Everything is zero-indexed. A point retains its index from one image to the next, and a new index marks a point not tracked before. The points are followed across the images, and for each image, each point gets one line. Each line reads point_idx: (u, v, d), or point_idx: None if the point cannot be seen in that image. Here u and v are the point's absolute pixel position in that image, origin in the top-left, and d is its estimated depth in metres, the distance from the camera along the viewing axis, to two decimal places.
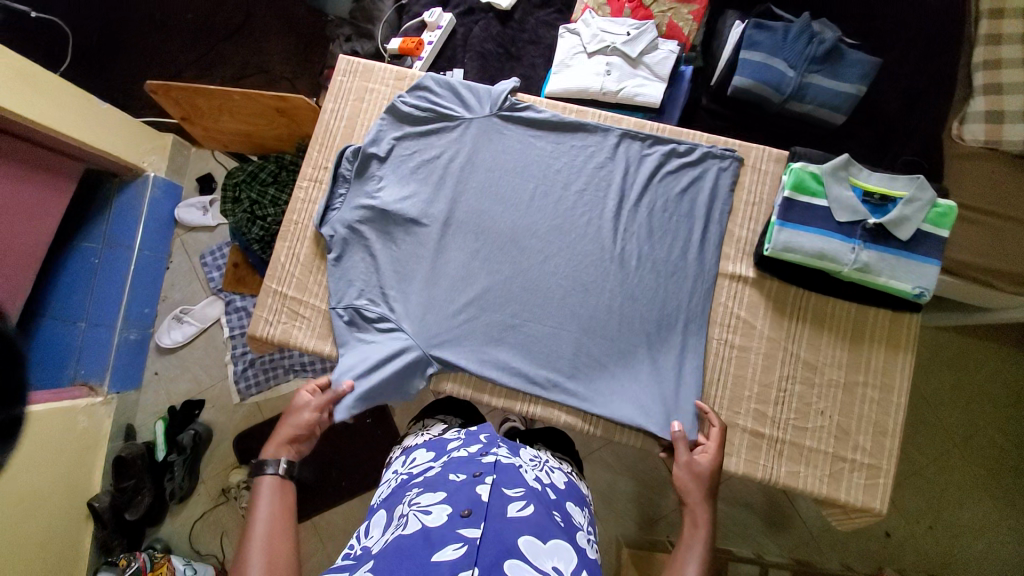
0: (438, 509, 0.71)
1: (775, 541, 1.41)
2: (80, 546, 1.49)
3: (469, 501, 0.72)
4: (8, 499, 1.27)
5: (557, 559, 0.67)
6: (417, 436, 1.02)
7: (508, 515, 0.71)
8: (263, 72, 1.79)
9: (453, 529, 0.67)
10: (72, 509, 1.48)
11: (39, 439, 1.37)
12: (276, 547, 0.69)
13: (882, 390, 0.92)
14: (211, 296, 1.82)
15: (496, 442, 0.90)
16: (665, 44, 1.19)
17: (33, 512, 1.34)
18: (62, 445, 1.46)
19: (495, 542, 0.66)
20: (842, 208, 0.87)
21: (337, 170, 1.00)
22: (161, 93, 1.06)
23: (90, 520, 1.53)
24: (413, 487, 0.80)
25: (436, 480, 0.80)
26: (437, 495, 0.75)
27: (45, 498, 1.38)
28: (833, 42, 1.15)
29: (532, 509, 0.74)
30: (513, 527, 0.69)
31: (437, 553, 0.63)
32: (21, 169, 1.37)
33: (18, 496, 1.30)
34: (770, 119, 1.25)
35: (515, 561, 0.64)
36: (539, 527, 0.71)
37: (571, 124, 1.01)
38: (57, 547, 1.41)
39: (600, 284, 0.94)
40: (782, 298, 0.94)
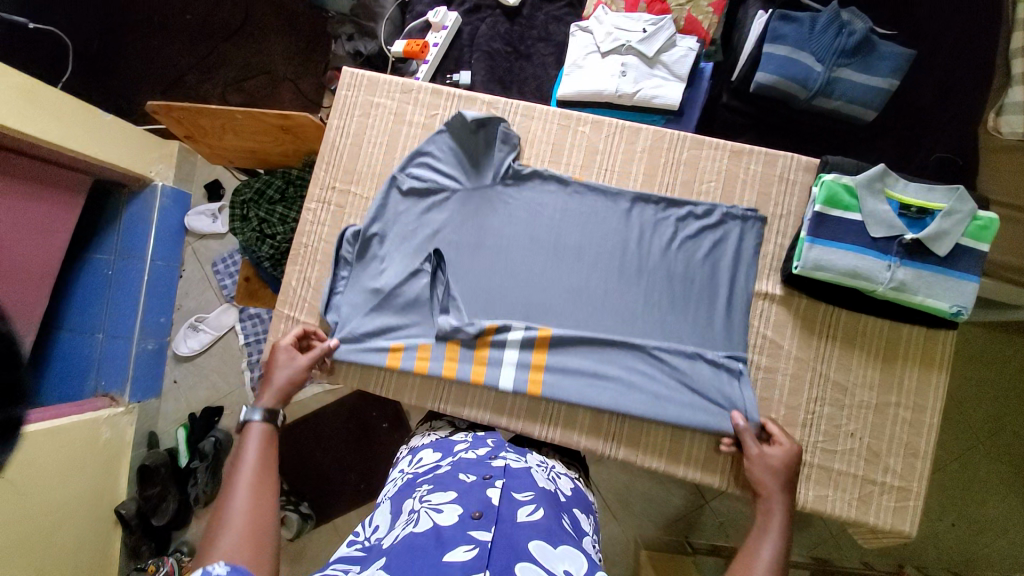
0: (449, 508, 0.67)
1: (794, 540, 1.40)
2: (109, 550, 1.53)
3: (480, 503, 0.68)
4: (40, 506, 1.30)
5: (569, 561, 0.61)
6: (424, 435, 0.95)
7: (519, 518, 0.66)
8: (265, 74, 1.75)
9: (464, 531, 0.63)
10: (99, 518, 1.51)
11: (64, 450, 1.39)
12: (266, 495, 0.66)
13: (915, 410, 0.89)
14: (224, 304, 1.82)
15: (503, 445, 0.87)
16: (684, 40, 1.12)
17: (63, 521, 1.37)
18: (86, 457, 1.48)
19: (507, 547, 0.61)
20: (877, 223, 0.83)
21: (338, 253, 0.96)
22: (164, 113, 1.04)
23: (118, 525, 1.56)
24: (422, 485, 0.76)
25: (446, 480, 0.76)
26: (447, 494, 0.71)
27: (73, 507, 1.41)
28: (864, 33, 1.07)
29: (542, 513, 0.69)
30: (525, 530, 0.64)
31: (448, 554, 0.59)
32: (31, 187, 1.36)
33: (49, 505, 1.32)
34: (795, 116, 1.18)
35: (526, 564, 0.59)
36: (550, 531, 0.66)
37: (581, 189, 0.93)
38: (89, 552, 1.46)
39: (620, 366, 0.89)
40: (811, 315, 0.90)
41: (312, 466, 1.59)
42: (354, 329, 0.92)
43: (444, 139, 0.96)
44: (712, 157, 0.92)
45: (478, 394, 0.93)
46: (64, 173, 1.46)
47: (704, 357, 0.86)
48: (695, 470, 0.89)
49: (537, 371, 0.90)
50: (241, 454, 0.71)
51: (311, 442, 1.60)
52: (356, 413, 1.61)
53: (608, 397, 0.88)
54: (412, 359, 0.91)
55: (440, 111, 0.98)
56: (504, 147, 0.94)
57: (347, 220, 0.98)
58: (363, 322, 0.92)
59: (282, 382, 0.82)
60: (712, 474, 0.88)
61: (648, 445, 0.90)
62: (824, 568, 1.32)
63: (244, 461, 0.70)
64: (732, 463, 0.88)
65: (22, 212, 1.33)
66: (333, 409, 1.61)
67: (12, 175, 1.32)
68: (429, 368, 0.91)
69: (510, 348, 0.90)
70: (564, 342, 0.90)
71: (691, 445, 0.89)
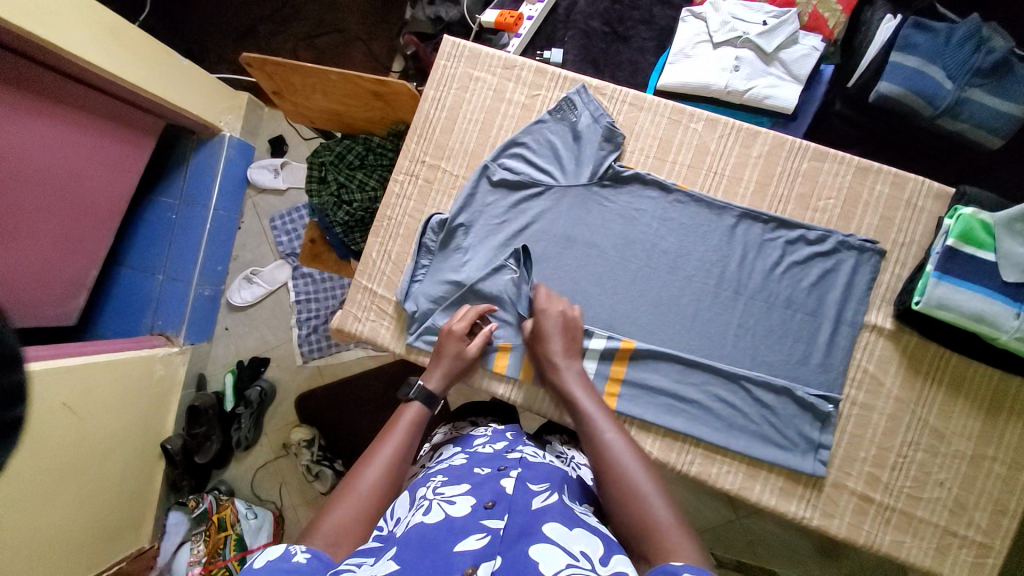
0: (461, 499, 0.60)
1: (823, 569, 1.27)
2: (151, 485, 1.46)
3: (494, 494, 0.62)
4: (93, 441, 1.23)
5: (585, 543, 0.53)
6: (448, 430, 0.91)
7: (534, 505, 0.58)
8: (337, 31, 1.69)
9: (475, 520, 0.56)
10: (145, 451, 1.43)
11: (120, 384, 1.32)
12: (395, 484, 0.68)
13: (1012, 467, 0.82)
14: (279, 260, 1.73)
15: (522, 440, 0.81)
16: (807, 38, 1.04)
17: (110, 453, 1.29)
18: (139, 390, 1.40)
19: (521, 533, 0.53)
20: (1011, 266, 0.75)
21: (421, 240, 0.92)
22: (256, 67, 1.03)
23: (162, 460, 1.49)
24: (436, 475, 0.69)
25: (460, 472, 0.69)
26: (460, 486, 0.64)
27: (123, 440, 1.34)
28: (1006, 53, 0.96)
29: (558, 497, 0.61)
30: (541, 515, 0.56)
31: (459, 544, 0.52)
32: (108, 125, 1.26)
33: (100, 439, 1.26)
34: (912, 133, 1.07)
35: (542, 544, 0.51)
36: (564, 513, 0.58)
37: (682, 198, 0.88)
38: (130, 489, 1.38)
39: (701, 389, 0.85)
40: (918, 356, 0.84)
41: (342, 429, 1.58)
42: (438, 322, 0.89)
43: (543, 130, 0.92)
44: (833, 172, 0.87)
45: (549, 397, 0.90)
46: (140, 115, 1.35)
47: (795, 394, 0.83)
48: (771, 497, 0.84)
49: (615, 384, 0.86)
50: (393, 428, 0.73)
51: (347, 405, 1.60)
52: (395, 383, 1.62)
53: (686, 417, 0.85)
54: (492, 357, 0.90)
55: (540, 98, 0.94)
56: (607, 145, 0.89)
57: (434, 195, 0.96)
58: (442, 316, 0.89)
59: (453, 372, 0.82)
60: (787, 505, 0.84)
61: (723, 465, 0.85)
62: None
63: (391, 434, 0.72)
64: (813, 493, 0.84)
65: (93, 150, 1.23)
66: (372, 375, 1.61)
67: (91, 112, 1.22)
68: (507, 367, 0.89)
69: (590, 359, 0.86)
70: (651, 356, 0.86)
71: (769, 473, 0.84)
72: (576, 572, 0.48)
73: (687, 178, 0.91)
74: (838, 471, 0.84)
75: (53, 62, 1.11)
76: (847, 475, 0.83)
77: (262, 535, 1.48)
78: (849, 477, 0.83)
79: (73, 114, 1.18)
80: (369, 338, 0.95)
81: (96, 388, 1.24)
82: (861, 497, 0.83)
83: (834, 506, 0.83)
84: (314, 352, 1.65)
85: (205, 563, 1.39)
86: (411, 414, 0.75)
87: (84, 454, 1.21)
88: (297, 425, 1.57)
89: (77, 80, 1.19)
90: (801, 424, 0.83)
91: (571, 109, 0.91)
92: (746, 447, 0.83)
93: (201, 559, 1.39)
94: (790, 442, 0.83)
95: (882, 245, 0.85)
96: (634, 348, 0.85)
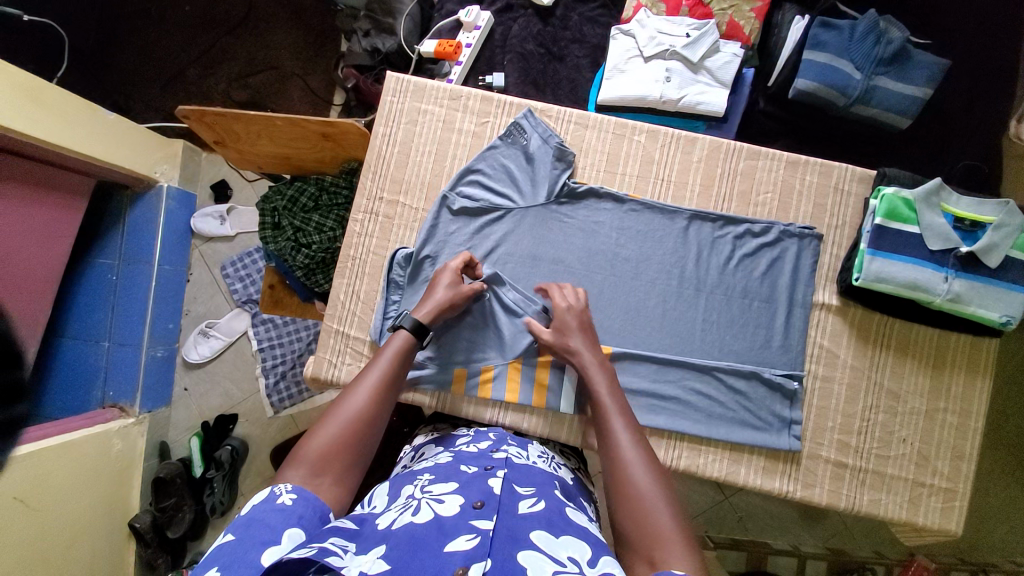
0: (450, 498, 0.59)
1: (809, 532, 1.34)
2: (121, 567, 1.35)
3: (482, 493, 0.60)
4: (53, 536, 1.13)
5: (573, 549, 0.54)
6: (427, 433, 0.89)
7: (521, 510, 0.58)
8: (271, 69, 1.65)
9: (465, 520, 0.55)
10: (110, 535, 1.32)
11: (74, 469, 1.21)
12: (381, 409, 0.67)
13: (960, 415, 0.91)
14: (236, 309, 1.63)
15: (505, 439, 0.80)
16: (727, 46, 1.13)
17: (73, 547, 1.19)
18: (98, 471, 1.29)
19: (510, 536, 0.53)
20: (934, 236, 0.84)
21: (389, 276, 0.92)
22: (195, 118, 1.01)
23: (132, 538, 1.39)
24: (422, 475, 0.67)
25: (447, 470, 0.67)
26: (448, 485, 0.62)
27: (85, 529, 1.23)
28: (902, 43, 1.08)
29: (546, 505, 0.61)
30: (527, 521, 0.56)
31: (449, 543, 0.51)
32: (29, 190, 1.17)
33: (61, 532, 1.15)
34: (831, 122, 1.18)
35: (530, 550, 0.52)
36: (551, 521, 0.58)
37: (637, 206, 0.93)
38: None
39: (680, 385, 0.89)
40: (865, 325, 0.92)
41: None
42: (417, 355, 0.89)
43: (496, 155, 0.94)
44: (768, 167, 0.94)
45: (536, 415, 0.91)
46: (66, 175, 1.26)
47: (763, 377, 0.88)
48: (757, 477, 0.89)
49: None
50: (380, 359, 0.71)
51: None
52: None
53: (671, 414, 0.89)
54: (475, 384, 0.91)
55: (490, 125, 0.97)
56: (559, 165, 0.93)
57: (395, 230, 0.96)
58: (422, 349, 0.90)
59: (443, 302, 0.80)
60: (771, 483, 0.89)
61: (709, 454, 0.89)
62: (842, 560, 1.26)
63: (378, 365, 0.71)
64: (792, 466, 0.89)
65: (16, 217, 1.14)
66: None
67: (8, 179, 1.13)
68: (492, 391, 0.90)
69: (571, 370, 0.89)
70: (628, 359, 0.89)
71: (750, 455, 0.89)
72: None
73: (638, 187, 0.95)
74: (812, 442, 0.90)
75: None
76: (820, 445, 0.89)
77: None
78: (822, 447, 0.90)
79: None
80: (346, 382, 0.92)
81: (49, 477, 1.14)
82: (836, 463, 0.89)
83: (813, 476, 0.89)
84: (285, 402, 1.56)
85: None
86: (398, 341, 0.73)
87: (40, 555, 1.09)
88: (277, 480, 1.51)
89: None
90: (773, 404, 0.89)
91: (521, 133, 0.94)
92: (729, 434, 0.88)
93: None
94: (764, 422, 0.88)
95: (819, 229, 0.93)
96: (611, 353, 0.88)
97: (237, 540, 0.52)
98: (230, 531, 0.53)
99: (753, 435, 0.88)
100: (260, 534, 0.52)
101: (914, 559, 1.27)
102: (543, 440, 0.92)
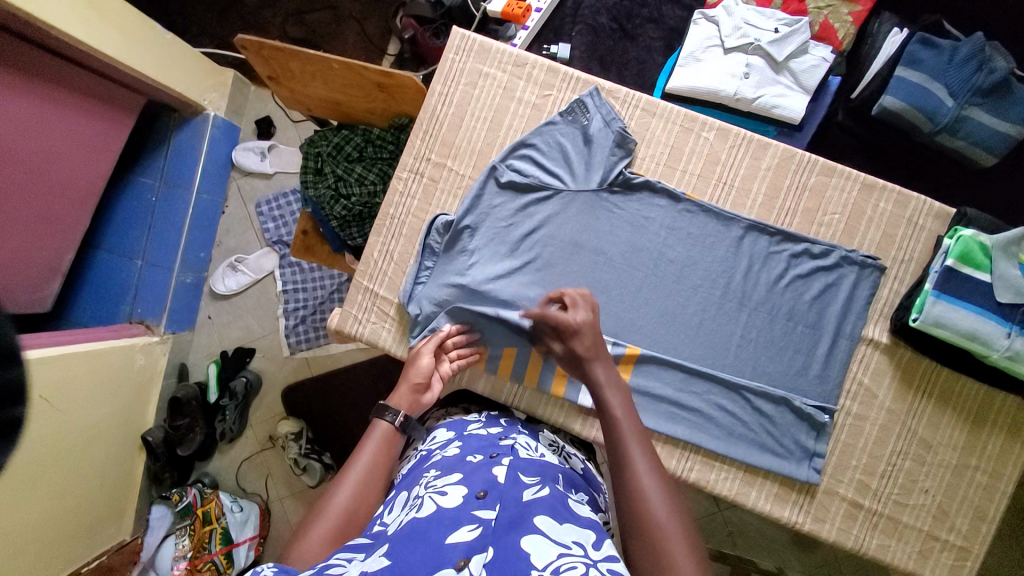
0: (453, 490, 0.59)
1: (799, 559, 1.32)
2: (132, 475, 1.41)
3: (485, 483, 0.61)
4: (71, 437, 1.18)
5: (577, 534, 0.53)
6: (441, 419, 0.89)
7: (524, 497, 0.58)
8: (330, 8, 1.60)
9: (467, 511, 0.55)
10: (126, 445, 1.38)
11: (97, 376, 1.26)
12: (370, 497, 0.67)
13: (991, 475, 0.86)
14: (266, 248, 1.64)
15: (516, 427, 0.81)
16: (816, 48, 1.04)
17: (88, 449, 1.24)
18: (119, 382, 1.34)
19: (512, 523, 0.53)
20: (1006, 288, 0.78)
21: (425, 242, 0.90)
22: (252, 50, 0.99)
23: (142, 452, 1.44)
24: (429, 468, 0.68)
25: (453, 462, 0.68)
26: (452, 477, 0.63)
27: (101, 434, 1.29)
28: (1006, 75, 0.96)
29: (551, 491, 0.61)
30: (531, 507, 0.56)
31: (450, 535, 0.51)
32: (80, 100, 1.17)
33: (78, 433, 1.21)
34: (912, 147, 1.09)
35: (533, 537, 0.51)
36: (554, 508, 0.57)
37: (692, 207, 0.88)
38: (111, 483, 1.34)
39: (704, 398, 0.86)
40: (911, 369, 0.87)
41: (329, 421, 1.54)
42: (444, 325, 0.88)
43: (553, 132, 0.90)
44: (840, 187, 0.88)
45: (553, 403, 0.90)
46: (117, 90, 1.26)
47: (793, 404, 0.85)
48: (767, 503, 0.87)
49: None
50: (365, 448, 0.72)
51: (336, 397, 1.56)
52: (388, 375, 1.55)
53: (688, 425, 0.86)
54: (496, 363, 0.90)
55: (551, 99, 0.92)
56: (618, 152, 0.88)
57: (438, 194, 0.93)
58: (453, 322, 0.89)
59: (412, 380, 0.82)
60: (781, 511, 0.86)
61: (721, 471, 0.87)
62: None
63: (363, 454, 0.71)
64: (805, 498, 0.87)
65: (64, 125, 1.15)
66: (362, 368, 1.55)
67: (61, 86, 1.12)
68: (511, 369, 0.89)
69: None
70: (653, 361, 0.87)
71: (765, 480, 0.87)
72: (568, 560, 0.47)
73: (696, 187, 0.90)
74: (831, 478, 0.87)
75: (17, 30, 1.01)
76: (839, 482, 0.86)
77: (248, 529, 1.44)
78: (840, 484, 0.86)
79: (42, 86, 1.09)
80: (369, 340, 0.92)
81: (72, 382, 1.17)
82: (852, 502, 0.86)
83: (825, 511, 0.86)
84: (303, 345, 1.59)
85: (190, 558, 1.35)
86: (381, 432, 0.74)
87: (55, 452, 1.14)
88: (285, 418, 1.53)
89: (46, 51, 1.09)
90: (798, 435, 0.85)
91: (583, 112, 0.89)
92: (746, 456, 0.85)
93: (185, 555, 1.36)
94: (785, 450, 0.86)
95: (882, 261, 0.87)
96: (638, 354, 0.86)
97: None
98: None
99: (772, 460, 0.85)
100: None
101: None
102: (554, 427, 0.92)
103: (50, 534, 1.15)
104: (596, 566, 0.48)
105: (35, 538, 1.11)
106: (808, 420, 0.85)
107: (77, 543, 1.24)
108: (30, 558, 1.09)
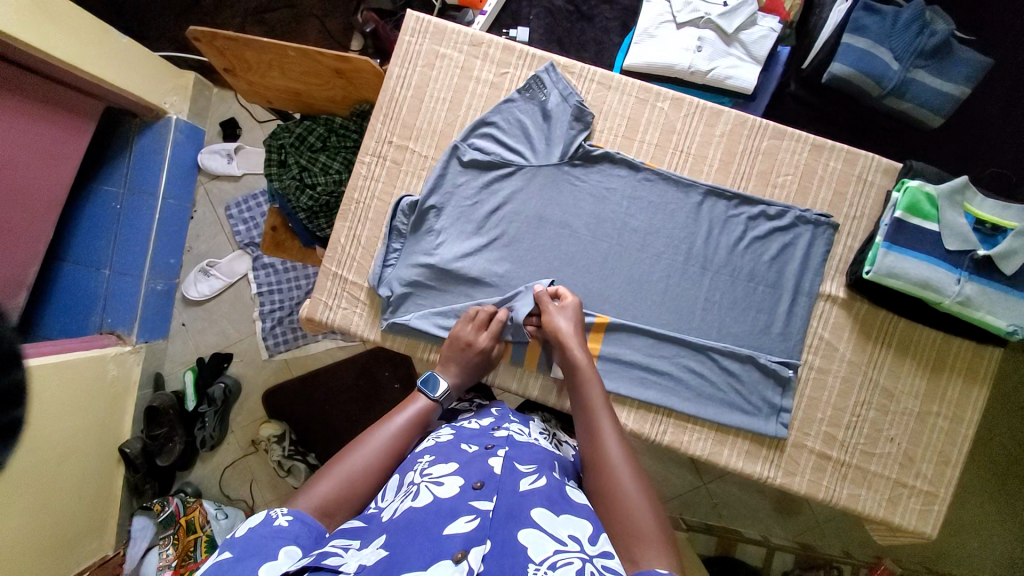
0: (450, 480, 0.59)
1: (782, 525, 1.35)
2: (112, 488, 1.38)
3: (483, 473, 0.61)
4: (44, 453, 1.15)
5: (574, 527, 0.54)
6: None
7: (522, 487, 0.59)
8: (290, 6, 1.55)
9: (464, 501, 0.56)
10: (101, 457, 1.35)
11: (69, 389, 1.22)
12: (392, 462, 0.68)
13: (952, 420, 0.89)
14: (238, 250, 1.60)
15: (508, 416, 0.80)
16: (765, 20, 1.07)
17: (65, 462, 1.21)
18: (92, 394, 1.31)
19: (510, 515, 0.54)
20: (952, 235, 0.81)
21: (391, 224, 0.90)
22: (206, 41, 0.98)
23: (122, 464, 1.41)
24: (424, 455, 0.67)
25: (447, 449, 0.67)
26: (449, 465, 0.62)
27: (77, 447, 1.25)
28: (946, 37, 0.99)
29: (548, 480, 0.61)
30: (529, 498, 0.57)
31: (448, 527, 0.51)
32: (37, 108, 1.13)
33: (51, 447, 1.17)
34: (864, 114, 1.12)
35: (530, 529, 0.52)
36: (552, 498, 0.58)
37: (653, 175, 0.90)
38: (90, 496, 1.31)
39: (674, 361, 0.88)
40: (870, 321, 0.91)
41: (312, 421, 1.52)
42: (416, 307, 0.88)
43: (512, 109, 0.91)
44: (791, 149, 0.91)
45: (527, 377, 0.91)
46: (76, 96, 1.23)
47: (759, 361, 0.87)
48: (739, 459, 0.89)
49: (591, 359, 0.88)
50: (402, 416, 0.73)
51: (317, 396, 1.54)
52: (369, 371, 1.53)
53: (662, 391, 0.88)
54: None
55: (509, 77, 0.94)
56: (577, 125, 0.90)
57: (402, 176, 0.94)
58: (422, 307, 0.89)
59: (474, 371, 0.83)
60: (753, 467, 0.89)
61: (694, 432, 0.89)
62: (809, 554, 1.27)
63: (400, 422, 0.72)
64: (776, 453, 0.89)
65: (26, 134, 1.11)
66: (342, 365, 1.54)
67: (16, 92, 1.09)
68: None
69: None
70: (623, 330, 0.88)
71: (736, 438, 0.89)
72: (565, 555, 0.50)
73: (655, 157, 0.93)
74: (799, 432, 0.89)
75: None
76: (806, 435, 0.89)
77: None
78: (808, 437, 0.89)
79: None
80: (341, 326, 0.92)
81: (39, 397, 1.13)
82: (820, 454, 0.89)
83: (795, 465, 0.89)
84: (280, 346, 1.56)
85: (175, 567, 1.32)
86: (420, 406, 0.74)
87: (29, 468, 1.11)
88: (266, 421, 1.49)
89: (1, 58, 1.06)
90: (766, 392, 0.88)
91: (540, 88, 0.90)
92: (717, 416, 0.87)
93: (170, 564, 1.32)
94: (754, 407, 0.88)
95: (835, 219, 0.91)
96: (608, 323, 0.87)
97: (235, 557, 0.50)
98: (227, 549, 0.51)
99: (744, 417, 0.88)
100: (263, 551, 0.51)
101: (882, 563, 1.28)
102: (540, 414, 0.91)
103: (31, 550, 1.12)
104: (592, 561, 0.50)
105: (14, 556, 1.08)
106: (773, 377, 0.88)
107: (59, 558, 1.21)
108: (9, 574, 1.07)
